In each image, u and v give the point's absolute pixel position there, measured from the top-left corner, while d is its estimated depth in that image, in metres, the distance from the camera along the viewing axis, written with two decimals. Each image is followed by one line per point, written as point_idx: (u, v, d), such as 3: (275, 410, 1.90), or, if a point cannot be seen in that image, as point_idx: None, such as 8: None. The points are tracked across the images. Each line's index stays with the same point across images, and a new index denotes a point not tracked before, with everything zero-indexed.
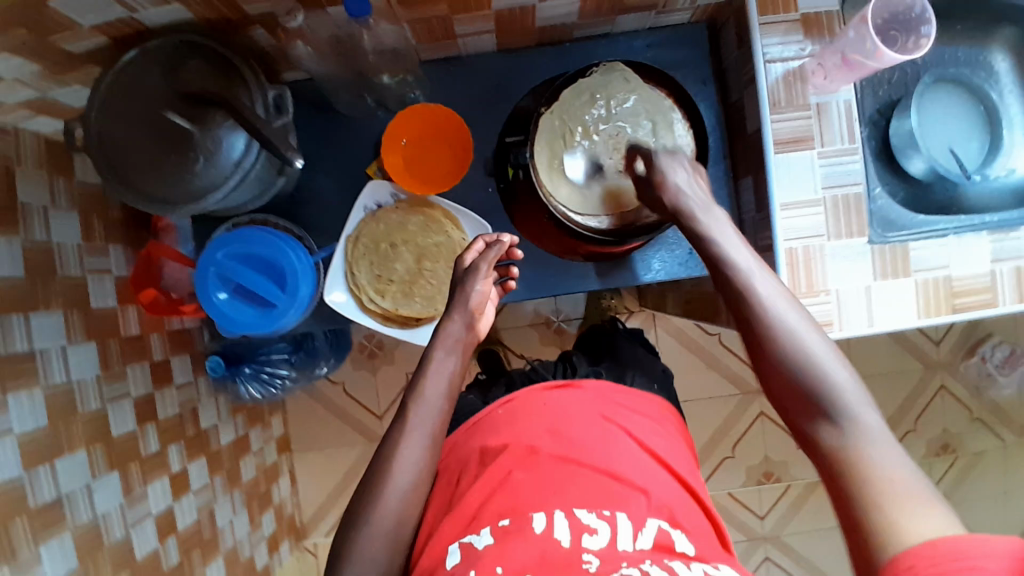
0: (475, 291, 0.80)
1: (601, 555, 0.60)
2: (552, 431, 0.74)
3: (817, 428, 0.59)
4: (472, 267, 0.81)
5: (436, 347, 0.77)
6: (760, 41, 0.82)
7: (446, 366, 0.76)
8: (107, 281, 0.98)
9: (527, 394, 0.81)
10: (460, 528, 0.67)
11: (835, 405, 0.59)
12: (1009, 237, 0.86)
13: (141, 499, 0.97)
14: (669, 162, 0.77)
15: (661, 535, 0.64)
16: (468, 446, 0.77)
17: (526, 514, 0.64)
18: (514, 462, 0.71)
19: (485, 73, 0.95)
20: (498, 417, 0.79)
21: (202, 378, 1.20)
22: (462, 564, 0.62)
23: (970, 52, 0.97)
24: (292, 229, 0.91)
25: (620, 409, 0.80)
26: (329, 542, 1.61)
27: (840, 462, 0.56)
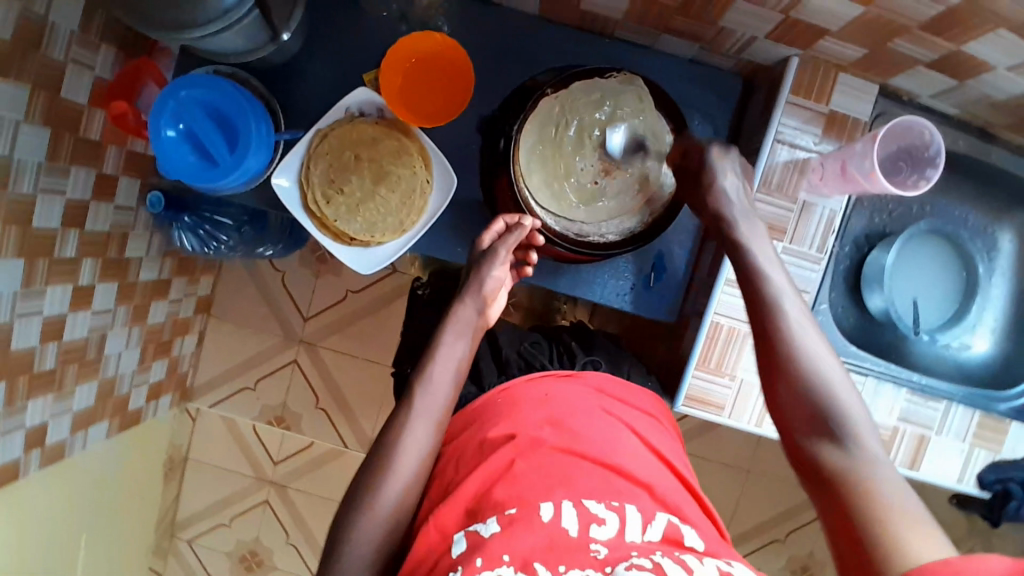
0: (492, 277, 0.83)
1: (609, 545, 0.60)
2: (551, 420, 0.73)
3: (819, 448, 0.63)
4: (491, 250, 0.83)
5: (448, 331, 0.80)
6: (779, 118, 0.82)
7: (453, 352, 0.79)
8: (85, 77, 0.97)
9: (519, 386, 0.80)
10: (461, 513, 0.65)
11: (845, 429, 0.63)
12: (926, 403, 0.86)
13: (37, 295, 0.98)
14: (723, 160, 0.79)
15: (669, 529, 0.64)
16: (469, 432, 0.75)
17: (533, 504, 0.63)
18: (517, 450, 0.69)
19: (518, 38, 0.94)
20: (495, 406, 0.77)
21: (142, 208, 1.21)
22: (468, 550, 0.60)
23: (981, 221, 0.95)
24: (269, 98, 0.92)
25: (618, 404, 0.80)
26: (210, 412, 1.62)
27: (849, 484, 0.60)
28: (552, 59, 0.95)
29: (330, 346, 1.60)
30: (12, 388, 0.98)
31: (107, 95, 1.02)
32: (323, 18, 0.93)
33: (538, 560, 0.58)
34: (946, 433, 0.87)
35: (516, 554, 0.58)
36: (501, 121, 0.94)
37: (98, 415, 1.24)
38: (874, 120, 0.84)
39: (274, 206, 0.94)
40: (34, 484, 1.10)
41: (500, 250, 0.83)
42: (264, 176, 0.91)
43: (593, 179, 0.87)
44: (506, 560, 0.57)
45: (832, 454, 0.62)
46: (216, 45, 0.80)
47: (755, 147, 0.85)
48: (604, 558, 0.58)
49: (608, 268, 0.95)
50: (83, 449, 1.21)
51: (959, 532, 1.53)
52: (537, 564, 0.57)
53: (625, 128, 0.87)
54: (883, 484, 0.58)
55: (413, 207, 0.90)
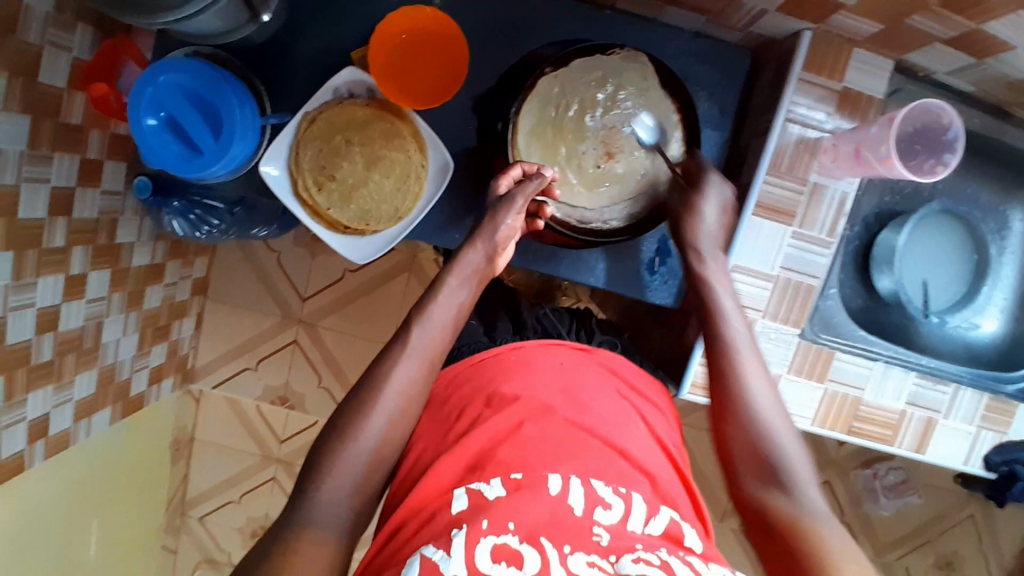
0: (504, 225, 0.80)
1: (612, 531, 0.56)
2: (563, 390, 0.69)
3: (766, 493, 0.64)
4: (506, 197, 0.79)
5: (450, 274, 0.77)
6: (791, 96, 0.78)
7: (454, 297, 0.76)
8: (63, 60, 0.92)
9: (533, 348, 0.76)
10: (460, 467, 0.62)
11: (792, 477, 0.64)
12: (934, 387, 0.85)
13: (29, 288, 0.96)
14: (714, 188, 0.79)
15: (672, 526, 0.60)
16: (472, 387, 0.71)
17: (539, 472, 0.59)
18: (526, 413, 0.65)
19: (514, 11, 0.89)
20: (506, 362, 0.73)
21: (129, 193, 1.17)
22: (471, 509, 0.56)
23: (992, 199, 0.93)
24: (251, 78, 0.87)
25: (632, 392, 0.75)
26: (212, 393, 1.62)
27: (796, 532, 0.60)
28: (551, 33, 0.90)
29: (330, 326, 1.59)
30: (10, 382, 0.97)
31: (86, 77, 0.97)
32: None
33: (544, 535, 0.54)
34: (954, 417, 0.86)
35: (522, 524, 0.54)
36: (498, 101, 0.90)
37: (99, 403, 1.23)
38: (889, 97, 0.81)
39: (266, 194, 0.91)
40: (41, 473, 1.10)
41: (515, 198, 0.79)
42: (252, 163, 0.87)
43: (595, 162, 0.86)
44: (511, 529, 0.54)
45: (779, 500, 0.63)
46: (195, 27, 0.76)
47: (764, 127, 0.81)
48: (608, 545, 0.55)
49: (611, 253, 0.93)
50: (86, 437, 1.21)
51: (955, 498, 1.56)
52: (543, 538, 0.54)
53: (627, 110, 0.86)
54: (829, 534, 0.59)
55: (409, 192, 0.87)
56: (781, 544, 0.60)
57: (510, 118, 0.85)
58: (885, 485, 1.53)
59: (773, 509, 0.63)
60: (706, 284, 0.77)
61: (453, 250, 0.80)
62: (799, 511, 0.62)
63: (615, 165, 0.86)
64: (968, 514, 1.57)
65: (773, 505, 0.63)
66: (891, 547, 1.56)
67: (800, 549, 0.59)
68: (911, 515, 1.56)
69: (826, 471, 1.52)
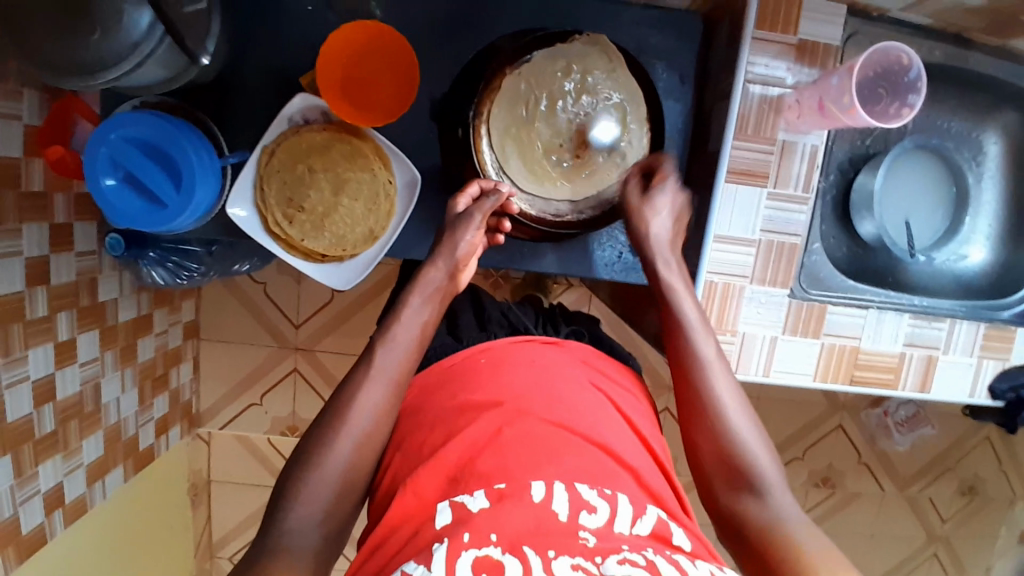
0: (463, 242, 0.79)
1: (598, 534, 0.57)
2: (539, 389, 0.69)
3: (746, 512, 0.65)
4: (466, 215, 0.79)
5: (410, 293, 0.76)
6: (748, 56, 0.77)
7: (416, 316, 0.75)
8: (14, 128, 0.90)
9: (502, 348, 0.75)
10: (442, 481, 0.63)
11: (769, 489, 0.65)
12: (930, 325, 0.86)
13: (19, 362, 0.95)
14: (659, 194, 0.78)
15: (658, 525, 0.61)
16: (446, 395, 0.71)
17: (522, 480, 0.60)
18: (503, 418, 0.65)
19: (458, 10, 0.87)
20: (478, 367, 0.72)
21: (104, 250, 1.15)
22: (453, 525, 0.58)
23: (962, 127, 0.92)
24: (201, 118, 0.86)
25: (602, 375, 0.76)
26: (222, 433, 1.61)
27: (770, 540, 0.62)
28: (498, 26, 0.88)
29: (327, 348, 1.58)
30: (18, 459, 0.96)
31: (41, 141, 0.95)
32: (247, 25, 0.86)
33: (527, 543, 0.55)
34: (953, 351, 0.87)
35: (505, 534, 0.56)
36: (456, 106, 0.89)
37: (111, 463, 1.23)
38: (845, 43, 0.79)
39: (237, 232, 0.90)
40: (66, 542, 1.10)
41: (472, 214, 0.79)
42: (218, 207, 0.86)
43: (573, 154, 0.85)
44: (494, 541, 0.55)
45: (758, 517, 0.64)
46: (137, 81, 0.74)
47: (725, 92, 0.80)
48: (595, 547, 0.56)
49: (592, 240, 0.92)
50: (103, 499, 1.21)
51: (968, 424, 1.57)
52: (526, 547, 0.55)
53: (597, 95, 0.84)
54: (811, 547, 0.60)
55: (381, 210, 0.86)
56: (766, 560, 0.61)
57: (470, 121, 0.85)
58: (897, 422, 1.54)
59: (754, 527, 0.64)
60: (669, 293, 0.74)
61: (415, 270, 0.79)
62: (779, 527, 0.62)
63: (593, 155, 0.86)
64: (982, 436, 1.59)
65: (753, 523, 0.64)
66: (912, 480, 1.58)
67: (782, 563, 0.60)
68: (928, 446, 1.57)
69: (838, 416, 1.53)
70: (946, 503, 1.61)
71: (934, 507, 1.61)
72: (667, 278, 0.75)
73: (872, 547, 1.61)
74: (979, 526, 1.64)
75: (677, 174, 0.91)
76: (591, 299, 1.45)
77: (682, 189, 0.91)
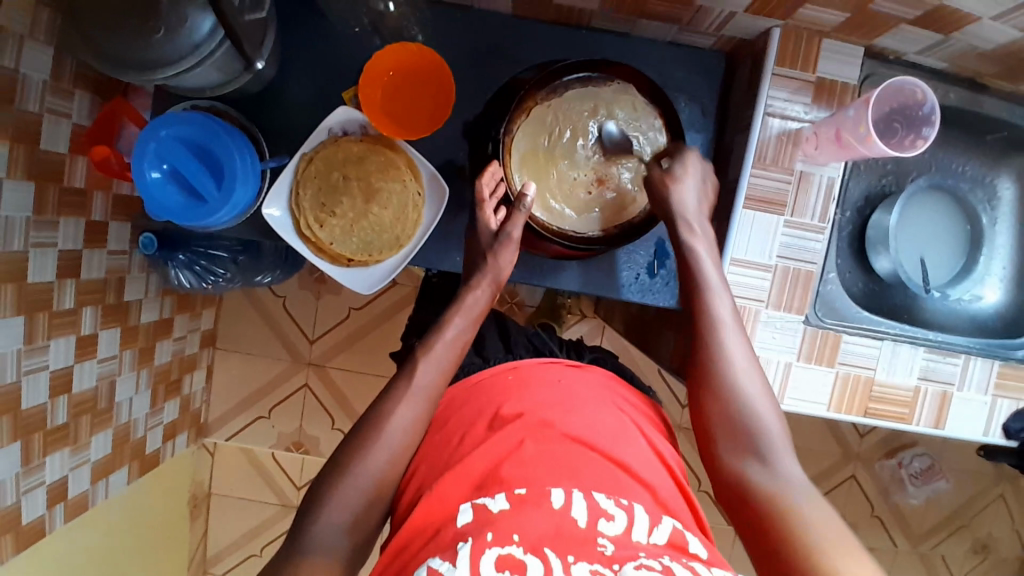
0: (504, 260, 0.83)
1: (617, 541, 0.57)
2: (561, 405, 0.70)
3: (744, 466, 0.66)
4: (506, 236, 0.83)
5: (456, 314, 0.78)
6: (768, 91, 0.81)
7: (461, 335, 0.77)
8: (63, 126, 0.96)
9: (529, 367, 0.76)
10: (466, 489, 0.63)
11: (767, 449, 0.66)
12: (945, 361, 0.86)
13: (42, 351, 0.97)
14: (692, 161, 0.83)
15: (674, 534, 0.61)
16: (475, 407, 0.72)
17: (542, 487, 0.60)
18: (526, 430, 0.66)
19: (494, 37, 0.93)
20: (505, 383, 0.73)
21: (135, 251, 1.20)
22: (475, 525, 0.58)
23: (977, 170, 0.95)
24: (249, 127, 0.91)
25: (627, 401, 0.77)
26: (226, 445, 1.61)
27: (772, 501, 0.63)
28: (531, 55, 0.93)
29: (339, 365, 1.59)
30: (28, 448, 0.97)
31: (87, 141, 1.00)
32: (296, 41, 0.92)
33: (547, 546, 0.56)
34: (967, 387, 0.87)
35: (526, 536, 0.56)
36: (485, 127, 0.93)
37: (116, 463, 1.23)
38: (863, 82, 0.84)
39: (267, 235, 0.93)
40: (63, 538, 1.09)
41: (510, 233, 0.83)
42: (255, 207, 0.90)
43: (587, 189, 0.89)
44: (516, 542, 0.55)
45: (754, 469, 0.65)
46: (193, 81, 0.79)
47: (746, 124, 0.84)
48: (612, 554, 0.56)
49: (610, 261, 0.95)
50: (105, 498, 1.20)
51: (983, 479, 1.54)
52: (547, 549, 0.55)
53: (618, 138, 0.88)
54: (803, 504, 0.62)
55: (408, 220, 0.89)
56: (756, 509, 0.63)
57: (500, 139, 0.87)
58: (911, 474, 1.51)
59: (749, 480, 0.65)
60: (692, 255, 0.77)
61: (456, 293, 0.81)
62: (774, 482, 0.64)
63: (605, 193, 0.89)
64: (999, 494, 1.55)
65: (749, 477, 0.65)
66: (926, 536, 1.54)
67: (776, 515, 0.61)
68: (942, 501, 1.53)
69: (851, 466, 1.51)
70: (959, 563, 1.56)
71: (947, 566, 1.56)
72: (693, 242, 0.78)
73: None
74: None
75: None
76: (604, 330, 1.46)
77: None
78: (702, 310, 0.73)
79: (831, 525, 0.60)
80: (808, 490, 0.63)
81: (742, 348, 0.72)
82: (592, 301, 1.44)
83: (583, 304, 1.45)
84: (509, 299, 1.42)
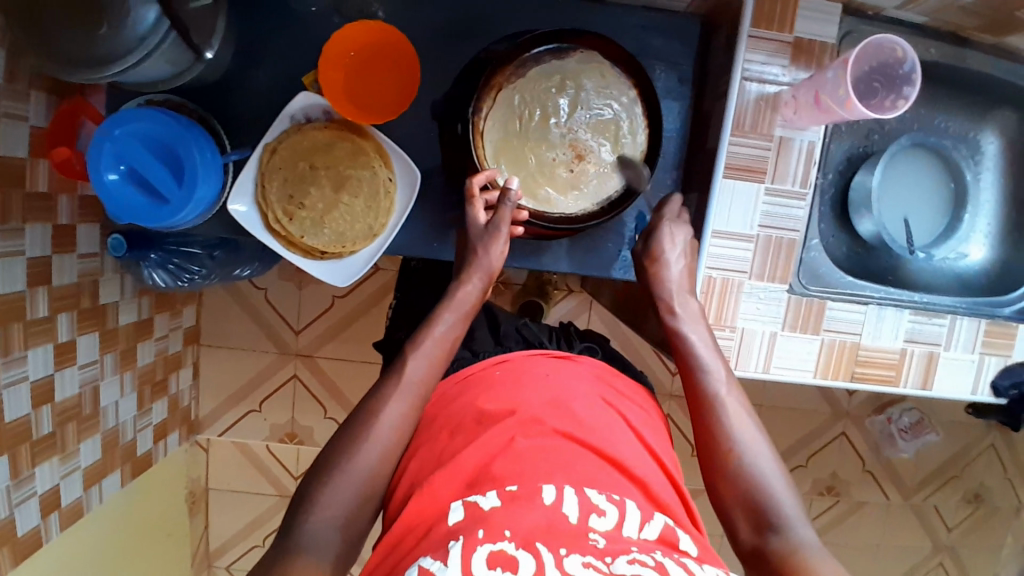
0: (495, 251, 0.80)
1: (608, 536, 0.57)
2: (553, 401, 0.68)
3: (762, 538, 0.63)
4: (489, 228, 0.79)
5: (445, 309, 0.76)
6: (744, 55, 0.78)
7: (449, 332, 0.75)
8: (21, 129, 0.91)
9: (519, 360, 0.76)
10: (458, 486, 0.62)
11: (785, 522, 0.63)
12: (930, 322, 0.86)
13: (20, 362, 0.95)
14: (672, 228, 0.80)
15: (666, 530, 0.60)
16: (461, 403, 0.71)
17: (533, 483, 0.59)
18: (517, 427, 0.65)
19: (459, 11, 0.88)
20: (494, 378, 0.73)
21: (107, 252, 1.16)
22: (467, 521, 0.57)
23: (961, 126, 0.93)
24: (208, 120, 0.86)
25: (615, 392, 0.76)
26: (220, 440, 1.61)
27: (793, 571, 0.59)
28: (499, 28, 0.89)
29: (328, 355, 1.58)
30: (15, 460, 0.96)
31: (49, 143, 0.96)
32: (252, 25, 0.88)
33: (540, 540, 0.55)
34: (954, 348, 0.87)
35: (518, 531, 0.55)
36: (456, 106, 0.89)
37: (109, 467, 1.22)
38: (842, 41, 0.81)
39: (238, 230, 0.91)
40: (61, 546, 1.09)
41: (499, 225, 0.79)
42: (220, 203, 0.87)
43: (567, 167, 0.86)
44: (507, 537, 0.54)
45: (776, 543, 0.62)
46: (144, 74, 0.75)
47: (724, 91, 0.82)
48: (604, 547, 0.55)
49: (592, 238, 0.93)
50: (100, 503, 1.19)
51: (972, 430, 1.56)
52: (539, 543, 0.54)
53: (590, 109, 0.85)
54: (823, 570, 0.59)
55: (382, 208, 0.87)
56: None
57: (468, 118, 0.84)
58: (901, 430, 1.51)
59: (772, 554, 0.61)
60: (683, 337, 0.75)
61: (448, 288, 0.78)
62: (798, 553, 0.60)
63: (588, 167, 0.86)
64: (988, 444, 1.57)
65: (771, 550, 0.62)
66: (918, 489, 1.56)
67: None
68: (933, 454, 1.56)
69: (841, 424, 1.52)
70: (951, 513, 1.59)
71: (939, 515, 1.59)
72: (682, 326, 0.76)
73: (877, 558, 1.59)
74: (982, 533, 1.63)
75: (675, 173, 0.92)
76: (591, 305, 1.45)
77: (680, 188, 0.92)
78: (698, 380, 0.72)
79: None
80: (827, 558, 0.60)
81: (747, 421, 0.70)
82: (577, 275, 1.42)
83: (569, 280, 1.44)
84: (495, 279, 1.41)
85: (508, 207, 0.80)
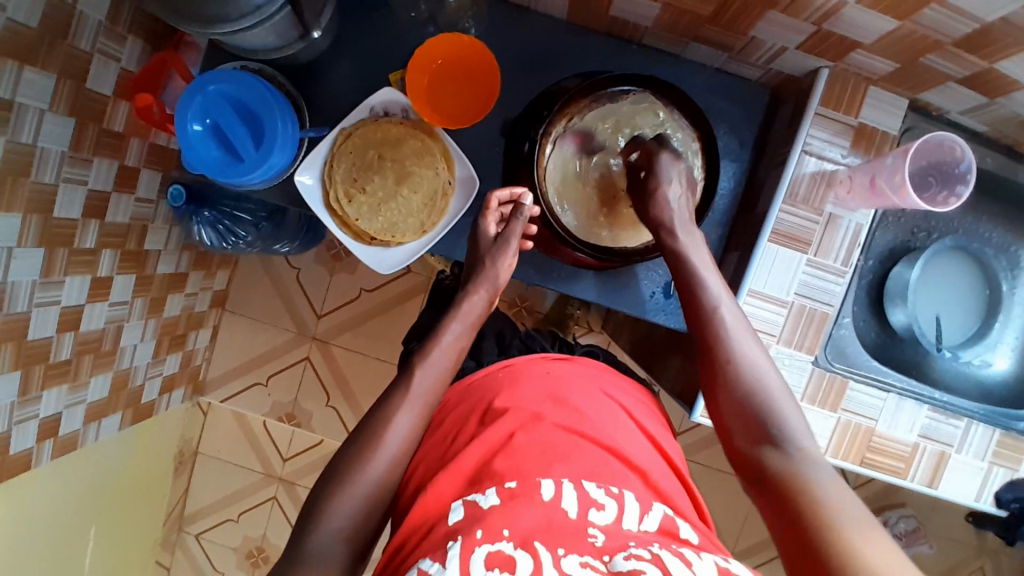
0: (503, 264, 0.85)
1: (607, 531, 0.57)
2: (551, 396, 0.71)
3: (761, 451, 0.67)
4: (499, 238, 0.86)
5: (453, 319, 0.80)
6: (808, 130, 0.82)
7: (456, 342, 0.79)
8: (111, 69, 0.97)
9: (523, 363, 0.78)
10: (459, 483, 0.64)
11: (783, 434, 0.66)
12: (947, 421, 0.86)
13: (57, 286, 0.98)
14: (667, 164, 0.83)
15: (666, 521, 0.61)
16: (467, 406, 0.74)
17: (532, 480, 0.60)
18: (516, 424, 0.67)
19: (543, 41, 0.94)
20: (495, 380, 0.75)
21: (162, 202, 1.22)
22: (467, 521, 0.58)
23: (1004, 239, 0.95)
24: (294, 95, 0.92)
25: (618, 389, 0.78)
26: (220, 406, 1.63)
27: (788, 481, 0.63)
28: (577, 63, 0.94)
29: (342, 344, 1.60)
30: (27, 378, 0.98)
31: (133, 88, 1.02)
32: (351, 17, 0.94)
33: (537, 540, 0.55)
34: (966, 451, 0.87)
35: (516, 530, 0.55)
36: (524, 127, 0.93)
37: (110, 409, 1.24)
38: (903, 134, 0.84)
39: (296, 203, 0.95)
40: (46, 474, 1.10)
41: (508, 239, 0.85)
42: (287, 173, 0.91)
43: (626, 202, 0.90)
44: (505, 537, 0.54)
45: (773, 455, 0.65)
46: (249, 41, 0.82)
47: (782, 159, 0.85)
48: (602, 545, 0.55)
49: (628, 276, 0.96)
50: (94, 440, 1.21)
51: (966, 548, 1.52)
52: (537, 543, 0.54)
53: None
54: (817, 477, 0.62)
55: (436, 208, 0.91)
56: (775, 492, 0.63)
57: (536, 139, 0.88)
58: (896, 534, 1.47)
59: (770, 467, 0.65)
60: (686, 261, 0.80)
61: (455, 298, 0.83)
62: (791, 464, 0.64)
63: None
64: (978, 568, 1.53)
65: (769, 463, 0.65)
66: None
67: (793, 498, 0.61)
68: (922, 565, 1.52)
69: None
70: None
71: None
72: (685, 249, 0.81)
73: None
74: None
75: (723, 229, 0.95)
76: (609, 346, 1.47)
77: (724, 244, 0.95)
78: (703, 307, 0.77)
79: (842, 496, 0.60)
80: (826, 468, 0.63)
81: (751, 343, 0.74)
82: (600, 316, 1.44)
83: (591, 319, 1.46)
84: (519, 304, 1.43)
85: (519, 221, 0.86)
